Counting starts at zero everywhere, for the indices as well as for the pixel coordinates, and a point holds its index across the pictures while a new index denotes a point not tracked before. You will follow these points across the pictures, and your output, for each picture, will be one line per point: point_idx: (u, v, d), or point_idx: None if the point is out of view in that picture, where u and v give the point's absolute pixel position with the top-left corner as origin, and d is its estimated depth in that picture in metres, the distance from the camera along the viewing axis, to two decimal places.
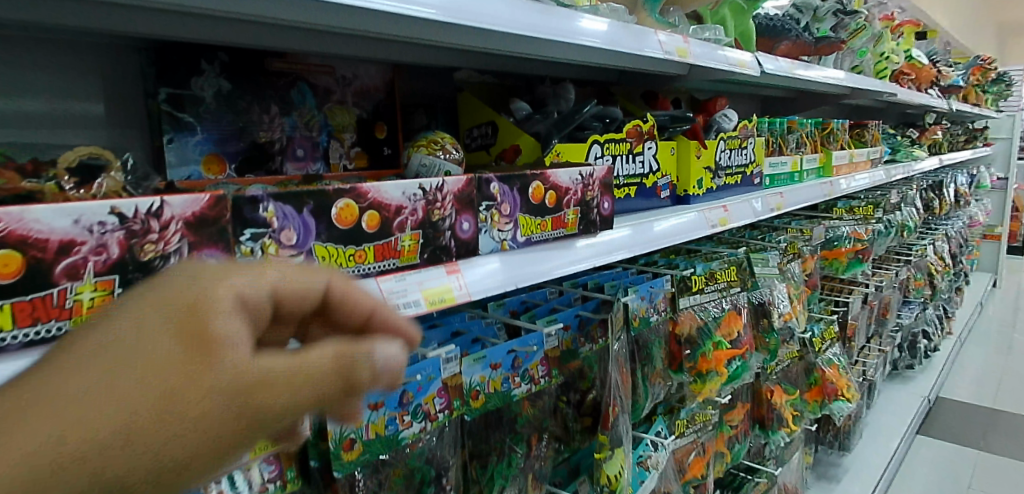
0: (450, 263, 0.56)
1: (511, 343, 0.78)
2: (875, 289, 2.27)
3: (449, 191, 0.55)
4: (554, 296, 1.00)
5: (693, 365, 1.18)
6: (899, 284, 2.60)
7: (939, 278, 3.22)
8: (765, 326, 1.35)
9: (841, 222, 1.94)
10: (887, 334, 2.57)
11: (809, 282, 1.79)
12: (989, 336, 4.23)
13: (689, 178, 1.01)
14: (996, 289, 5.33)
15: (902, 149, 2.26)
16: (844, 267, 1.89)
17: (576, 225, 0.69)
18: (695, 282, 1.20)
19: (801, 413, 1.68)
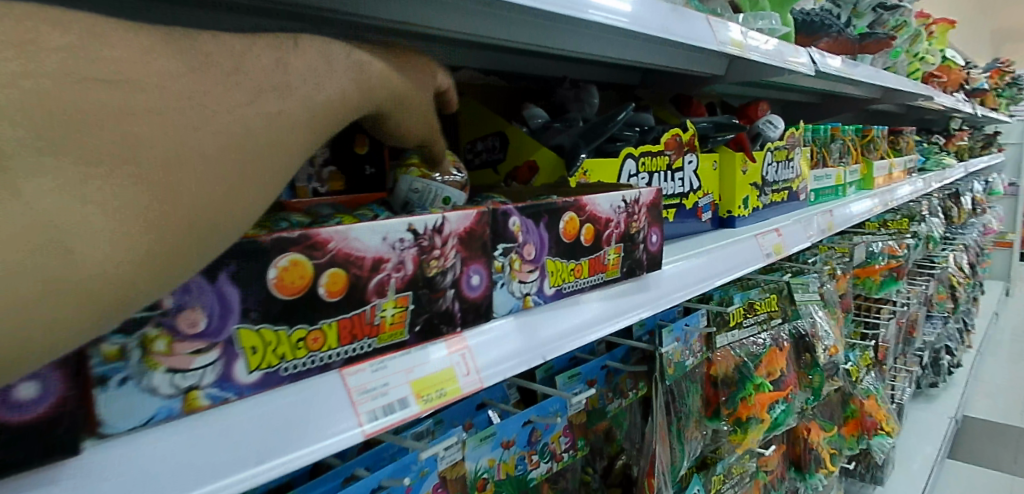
0: (452, 335, 0.39)
1: (528, 412, 0.62)
2: (905, 307, 2.12)
3: (451, 233, 0.38)
4: None
5: (732, 412, 1.01)
6: (925, 299, 2.45)
7: (960, 290, 3.07)
8: (808, 362, 1.20)
9: (874, 237, 1.78)
10: (914, 353, 2.41)
11: (843, 304, 1.62)
12: (1006, 349, 4.07)
13: (734, 198, 0.86)
14: (1009, 299, 5.18)
15: (932, 157, 2.12)
16: (878, 286, 1.73)
17: (617, 267, 0.53)
18: (733, 315, 1.04)
19: (838, 450, 1.51)
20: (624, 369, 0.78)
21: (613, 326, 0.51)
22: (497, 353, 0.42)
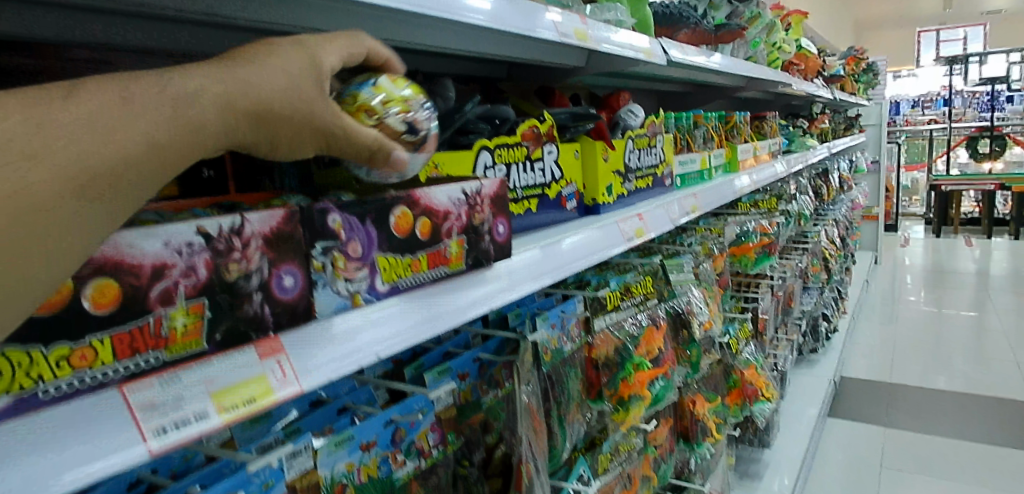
0: (264, 341, 0.38)
1: (391, 411, 0.61)
2: (780, 280, 2.28)
3: (253, 234, 0.36)
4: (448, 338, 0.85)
5: (614, 393, 1.04)
6: (800, 272, 2.66)
7: (832, 262, 3.35)
8: (686, 338, 1.27)
9: (747, 217, 1.91)
10: (794, 322, 2.60)
11: (721, 282, 1.72)
12: (877, 312, 4.48)
13: (597, 186, 0.89)
14: (877, 267, 5.72)
15: (797, 139, 2.28)
16: (753, 263, 1.86)
17: (461, 260, 0.53)
18: (609, 298, 1.11)
19: (724, 419, 1.60)
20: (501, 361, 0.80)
21: (472, 304, 0.55)
22: (319, 360, 0.41)
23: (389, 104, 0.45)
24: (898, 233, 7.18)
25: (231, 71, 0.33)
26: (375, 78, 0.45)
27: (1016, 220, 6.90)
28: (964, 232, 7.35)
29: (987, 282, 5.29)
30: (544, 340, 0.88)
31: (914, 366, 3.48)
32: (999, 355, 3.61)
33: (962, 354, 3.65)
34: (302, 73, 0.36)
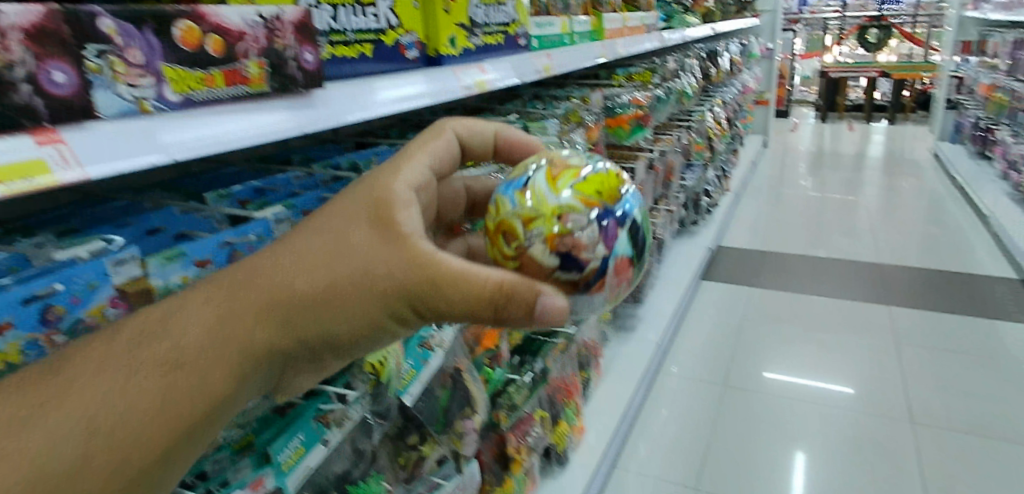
0: (40, 130, 0.41)
1: (224, 234, 0.66)
2: (658, 154, 2.44)
3: (12, 24, 0.39)
4: (296, 181, 0.85)
5: None
6: (681, 149, 2.83)
7: (717, 141, 3.56)
8: None
9: (622, 90, 2.00)
10: (674, 195, 2.80)
11: (595, 151, 1.83)
12: (760, 191, 4.86)
13: (439, 37, 0.92)
14: (766, 151, 6.13)
15: (677, 16, 2.35)
16: (627, 134, 1.97)
17: (263, 82, 0.58)
18: None
19: None
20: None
21: (272, 130, 0.59)
22: (105, 155, 0.44)
23: (531, 229, 0.67)
24: (789, 119, 7.64)
25: (316, 297, 0.52)
26: (523, 195, 0.69)
27: (891, 106, 7.48)
28: (846, 118, 7.91)
29: (858, 162, 5.81)
30: None
31: (784, 236, 3.87)
32: (856, 224, 4.08)
33: (825, 225, 4.09)
34: (373, 264, 0.53)
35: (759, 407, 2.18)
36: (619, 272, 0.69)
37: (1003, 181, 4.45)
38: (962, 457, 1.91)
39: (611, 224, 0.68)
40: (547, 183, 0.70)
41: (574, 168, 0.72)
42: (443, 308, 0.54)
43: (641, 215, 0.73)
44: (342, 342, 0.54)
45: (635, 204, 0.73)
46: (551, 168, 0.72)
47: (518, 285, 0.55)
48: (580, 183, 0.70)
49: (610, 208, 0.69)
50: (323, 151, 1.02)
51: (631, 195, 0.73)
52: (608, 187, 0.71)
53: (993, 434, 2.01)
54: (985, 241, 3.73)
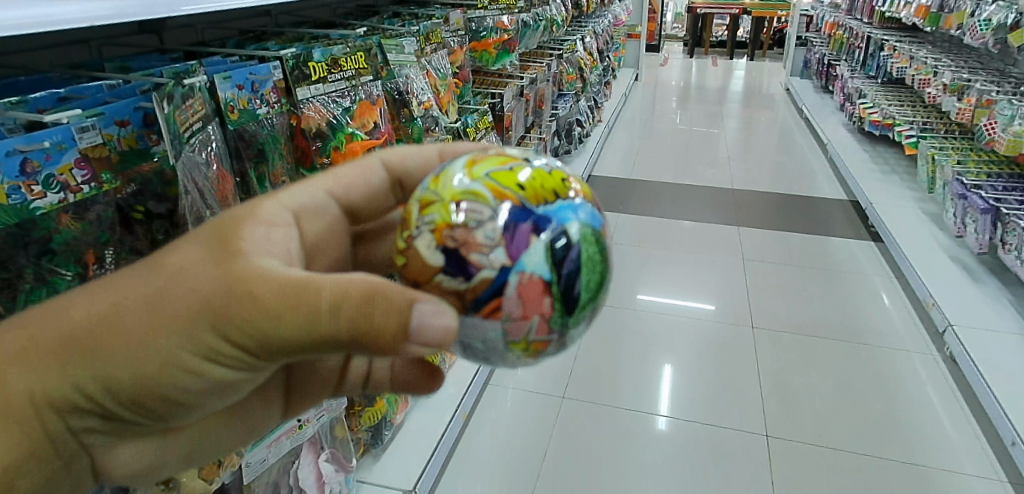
0: None
1: (12, 142, 0.60)
2: (528, 82, 2.46)
3: None
4: (109, 88, 0.76)
5: (327, 161, 1.08)
6: (551, 78, 2.88)
7: (588, 72, 3.65)
8: (407, 116, 1.36)
9: (487, 13, 1.98)
10: (545, 123, 2.86)
11: (460, 76, 1.82)
12: (631, 122, 5.09)
13: None
14: (637, 85, 6.38)
15: None
16: (494, 59, 1.97)
17: None
18: (314, 70, 1.08)
19: None
20: (166, 108, 0.74)
21: (46, 21, 0.52)
22: None
23: (425, 218, 0.56)
24: (660, 54, 7.97)
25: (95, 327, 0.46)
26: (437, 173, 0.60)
27: (750, 43, 7.99)
28: (711, 54, 8.37)
29: (720, 96, 6.19)
30: (226, 100, 0.89)
31: (652, 165, 4.10)
32: (715, 153, 4.39)
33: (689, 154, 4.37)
34: (180, 286, 0.47)
35: (624, 322, 2.34)
36: (526, 300, 0.53)
37: (839, 113, 4.93)
38: (791, 352, 2.18)
39: (522, 228, 0.53)
40: (463, 168, 0.59)
41: (508, 160, 0.60)
42: (283, 328, 0.46)
43: (578, 235, 0.55)
44: (157, 380, 0.47)
45: (577, 220, 0.56)
46: (482, 156, 0.62)
47: (380, 289, 0.47)
48: (500, 173, 0.58)
49: (526, 208, 0.54)
50: (144, 60, 0.92)
51: (573, 207, 0.57)
52: (538, 186, 0.57)
53: (818, 331, 2.31)
54: (822, 167, 4.15)
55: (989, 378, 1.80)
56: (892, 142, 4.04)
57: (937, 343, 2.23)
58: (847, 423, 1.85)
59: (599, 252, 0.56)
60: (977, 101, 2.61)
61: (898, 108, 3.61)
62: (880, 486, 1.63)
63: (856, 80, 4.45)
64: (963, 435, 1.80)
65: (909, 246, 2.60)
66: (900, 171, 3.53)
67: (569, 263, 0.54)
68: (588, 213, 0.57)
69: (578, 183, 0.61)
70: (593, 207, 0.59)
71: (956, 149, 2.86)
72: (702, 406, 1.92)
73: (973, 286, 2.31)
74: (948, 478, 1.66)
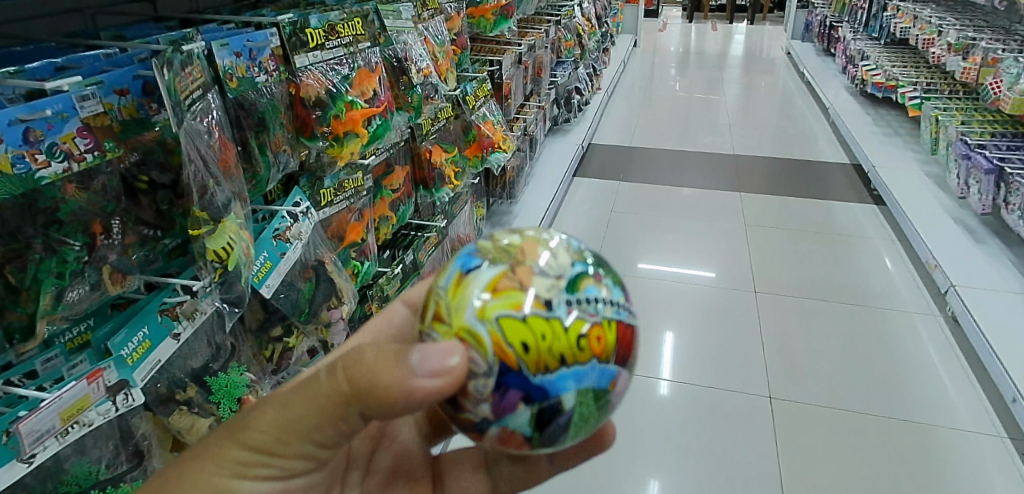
0: None
1: (14, 111, 0.59)
2: (526, 49, 2.43)
3: None
4: (105, 57, 0.75)
5: (327, 130, 1.07)
6: (549, 45, 2.85)
7: (586, 39, 3.62)
8: (406, 84, 1.35)
9: None
10: (544, 91, 2.85)
11: (459, 42, 1.80)
12: (630, 89, 5.06)
13: None
14: (636, 51, 6.31)
15: None
16: (491, 26, 1.95)
17: None
18: (311, 37, 1.07)
19: (463, 169, 1.78)
20: (167, 76, 0.74)
21: None
22: None
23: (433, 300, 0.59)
24: (659, 21, 7.89)
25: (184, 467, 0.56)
26: (482, 255, 0.59)
27: (749, 6, 7.86)
28: (710, 18, 8.26)
29: (720, 61, 6.11)
30: (224, 67, 0.88)
31: (652, 131, 4.08)
32: (715, 119, 4.35)
33: (688, 120, 4.33)
34: (239, 421, 0.57)
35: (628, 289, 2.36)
36: (507, 442, 0.55)
37: (842, 76, 4.88)
38: (793, 315, 2.20)
39: (513, 389, 0.52)
40: (484, 290, 0.55)
41: (529, 293, 0.54)
42: (295, 413, 0.54)
43: (575, 405, 0.53)
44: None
45: (579, 388, 0.53)
46: (507, 273, 0.56)
47: (363, 358, 0.53)
48: (511, 320, 0.53)
49: (524, 375, 0.52)
50: (140, 28, 0.90)
51: (580, 372, 0.53)
52: (547, 347, 0.52)
53: (819, 294, 2.32)
54: (824, 131, 4.12)
55: (990, 337, 1.81)
56: (895, 104, 4.00)
57: (940, 304, 2.24)
58: (848, 384, 1.87)
59: (595, 411, 0.54)
60: (982, 60, 2.58)
61: (901, 69, 3.56)
62: (883, 444, 1.66)
63: (858, 41, 4.40)
64: (965, 394, 1.82)
65: (911, 208, 2.60)
66: (903, 134, 3.51)
67: (556, 431, 0.54)
68: (598, 376, 0.54)
69: (607, 325, 0.55)
70: (610, 362, 0.55)
71: (960, 109, 2.83)
72: (705, 371, 1.94)
73: (975, 247, 2.31)
74: (949, 436, 1.68)
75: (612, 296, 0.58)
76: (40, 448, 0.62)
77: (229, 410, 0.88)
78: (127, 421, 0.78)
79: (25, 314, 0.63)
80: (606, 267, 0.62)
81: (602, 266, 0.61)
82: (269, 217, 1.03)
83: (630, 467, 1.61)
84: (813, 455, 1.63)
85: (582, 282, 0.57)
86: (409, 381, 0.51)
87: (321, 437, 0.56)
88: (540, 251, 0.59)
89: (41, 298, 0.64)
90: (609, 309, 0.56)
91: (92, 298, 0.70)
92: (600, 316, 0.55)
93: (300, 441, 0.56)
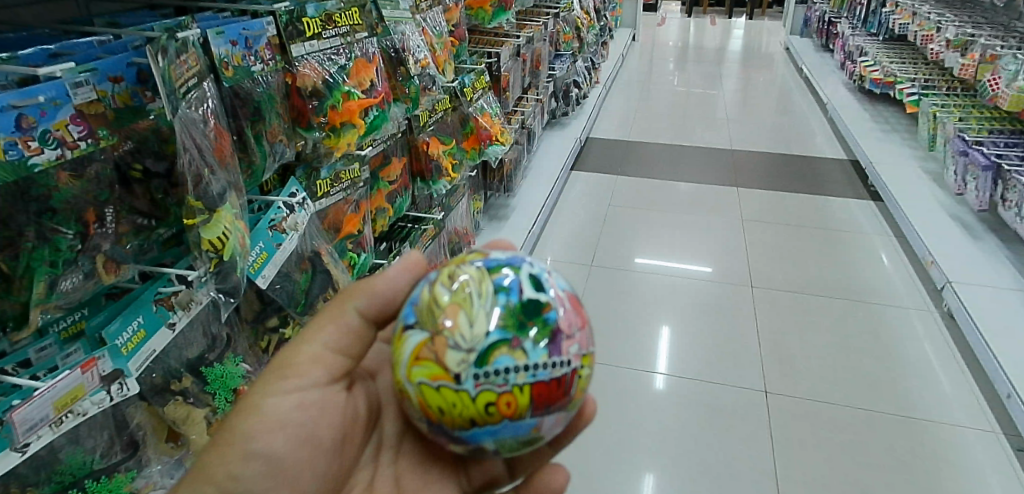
0: None
1: (6, 97, 0.59)
2: (525, 41, 2.42)
3: None
4: (99, 44, 0.74)
5: (324, 120, 1.07)
6: (548, 38, 2.85)
7: (585, 32, 3.61)
8: (403, 75, 1.35)
9: None
10: (542, 84, 2.84)
11: (458, 34, 1.80)
12: (630, 83, 5.05)
13: None
14: (634, 46, 6.29)
15: None
16: (490, 18, 1.94)
17: None
18: (308, 26, 1.06)
19: (460, 162, 1.77)
20: (162, 64, 0.73)
21: None
22: None
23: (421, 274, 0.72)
24: (659, 15, 7.87)
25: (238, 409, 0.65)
26: (422, 301, 0.62)
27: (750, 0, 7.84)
28: (710, 13, 8.24)
29: (720, 55, 6.10)
30: (220, 56, 0.87)
31: (650, 126, 4.07)
32: (713, 114, 4.35)
33: (687, 114, 4.33)
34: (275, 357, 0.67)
35: (625, 283, 2.36)
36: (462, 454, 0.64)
37: (841, 71, 4.87)
38: (789, 310, 2.20)
39: (442, 433, 0.60)
40: (409, 358, 0.60)
41: (440, 367, 0.57)
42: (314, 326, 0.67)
43: (496, 447, 0.59)
44: (242, 435, 0.63)
45: (496, 439, 0.58)
46: (428, 342, 0.59)
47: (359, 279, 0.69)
48: (428, 390, 0.58)
49: (443, 427, 0.59)
50: (135, 15, 0.89)
51: (493, 430, 0.57)
52: (457, 414, 0.57)
53: (816, 290, 2.33)
54: (822, 126, 4.12)
55: (986, 334, 1.82)
56: (893, 100, 4.00)
57: (936, 301, 2.24)
58: (844, 379, 1.88)
59: (523, 446, 0.60)
60: (980, 56, 2.57)
61: (900, 65, 3.57)
62: (877, 439, 1.66)
63: (857, 37, 4.39)
64: (960, 390, 1.83)
65: (908, 204, 2.60)
66: (901, 130, 3.51)
67: (496, 456, 0.62)
68: (514, 430, 0.57)
69: (517, 391, 0.56)
70: (526, 419, 0.57)
71: (958, 106, 2.83)
72: (701, 365, 1.94)
73: (972, 244, 2.32)
74: (944, 431, 1.69)
75: (534, 357, 0.57)
76: (34, 436, 0.61)
77: (224, 401, 0.87)
78: (121, 410, 0.77)
79: (17, 302, 0.62)
80: (545, 309, 0.60)
81: (534, 316, 0.59)
82: (265, 208, 1.03)
83: (627, 459, 1.62)
84: (807, 450, 1.64)
85: (493, 354, 0.56)
86: (385, 295, 0.68)
87: (335, 343, 0.67)
88: (462, 315, 0.59)
89: (34, 286, 0.63)
90: (523, 374, 0.56)
91: (87, 287, 0.69)
92: (510, 384, 0.56)
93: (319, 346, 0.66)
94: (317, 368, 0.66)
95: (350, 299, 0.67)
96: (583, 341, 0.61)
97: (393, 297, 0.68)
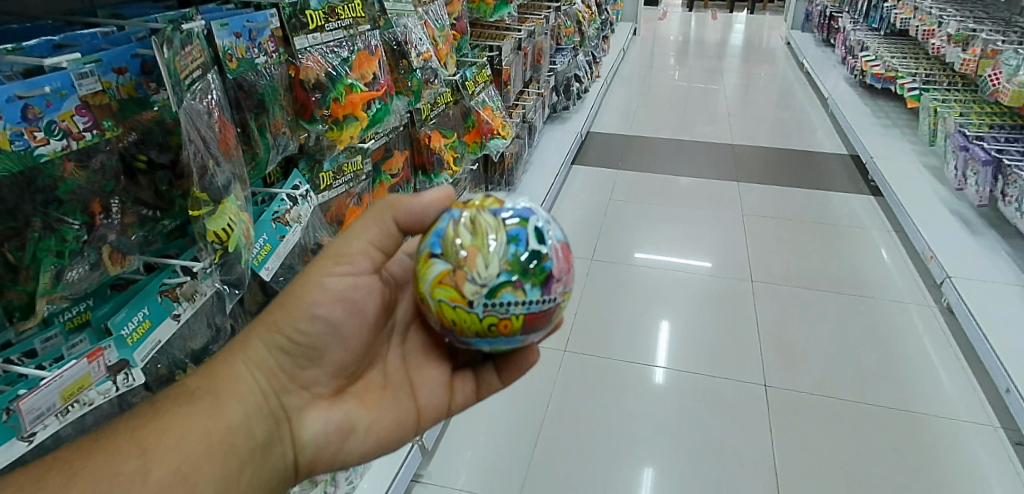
0: None
1: (12, 87, 0.59)
2: (526, 35, 2.42)
3: None
4: (103, 35, 0.74)
5: (327, 113, 1.07)
6: (549, 32, 2.84)
7: (586, 26, 3.60)
8: (405, 68, 1.35)
9: None
10: (543, 79, 2.83)
11: (460, 27, 1.79)
12: (630, 77, 5.04)
13: None
14: (635, 40, 6.27)
15: None
16: (491, 11, 1.94)
17: None
18: (312, 18, 1.06)
19: (462, 155, 1.77)
20: (166, 54, 0.73)
21: None
22: None
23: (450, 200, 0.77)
24: (659, 10, 7.85)
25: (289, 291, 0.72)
26: (448, 234, 0.68)
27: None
28: (710, 8, 8.22)
29: (720, 50, 6.09)
30: (224, 48, 0.87)
31: (651, 120, 4.07)
32: (713, 109, 4.34)
33: (687, 109, 4.32)
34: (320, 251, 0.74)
35: (626, 276, 2.37)
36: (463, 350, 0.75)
37: (841, 66, 4.86)
38: (789, 305, 2.21)
39: (451, 337, 0.70)
40: (432, 280, 0.68)
41: (456, 292, 0.66)
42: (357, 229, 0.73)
43: (493, 352, 0.70)
44: (302, 304, 0.70)
45: (493, 347, 0.69)
46: (450, 272, 0.67)
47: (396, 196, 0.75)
48: (444, 309, 0.67)
49: (453, 334, 0.69)
50: (138, 7, 0.89)
51: (492, 342, 0.68)
52: (464, 328, 0.67)
53: (816, 284, 2.33)
54: (823, 122, 4.12)
55: (985, 328, 1.82)
56: (893, 96, 4.00)
57: (935, 295, 2.25)
58: (844, 373, 1.88)
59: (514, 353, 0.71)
60: (982, 51, 2.57)
61: (901, 60, 3.56)
62: (877, 433, 1.67)
63: (858, 32, 4.38)
64: (959, 384, 1.84)
65: (909, 199, 2.60)
66: (901, 125, 3.51)
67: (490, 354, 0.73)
68: (508, 343, 0.68)
69: (516, 319, 0.66)
70: (520, 338, 0.68)
71: (959, 101, 2.83)
72: (701, 359, 1.95)
73: (972, 239, 2.32)
74: (943, 424, 1.70)
75: (532, 295, 0.66)
76: (40, 426, 0.62)
77: None
78: (127, 400, 0.78)
79: (24, 293, 0.62)
80: (545, 258, 0.67)
81: (537, 263, 0.66)
82: (268, 200, 1.03)
83: (627, 452, 1.63)
84: (808, 444, 1.64)
85: (500, 289, 0.65)
86: (417, 211, 0.73)
87: (378, 241, 0.74)
88: (478, 256, 0.66)
89: (40, 276, 0.63)
90: (521, 307, 0.66)
91: (92, 278, 0.70)
92: (510, 313, 0.66)
93: (362, 246, 0.73)
94: (363, 259, 0.73)
95: (391, 209, 0.73)
96: (569, 282, 0.69)
97: (426, 215, 0.73)
